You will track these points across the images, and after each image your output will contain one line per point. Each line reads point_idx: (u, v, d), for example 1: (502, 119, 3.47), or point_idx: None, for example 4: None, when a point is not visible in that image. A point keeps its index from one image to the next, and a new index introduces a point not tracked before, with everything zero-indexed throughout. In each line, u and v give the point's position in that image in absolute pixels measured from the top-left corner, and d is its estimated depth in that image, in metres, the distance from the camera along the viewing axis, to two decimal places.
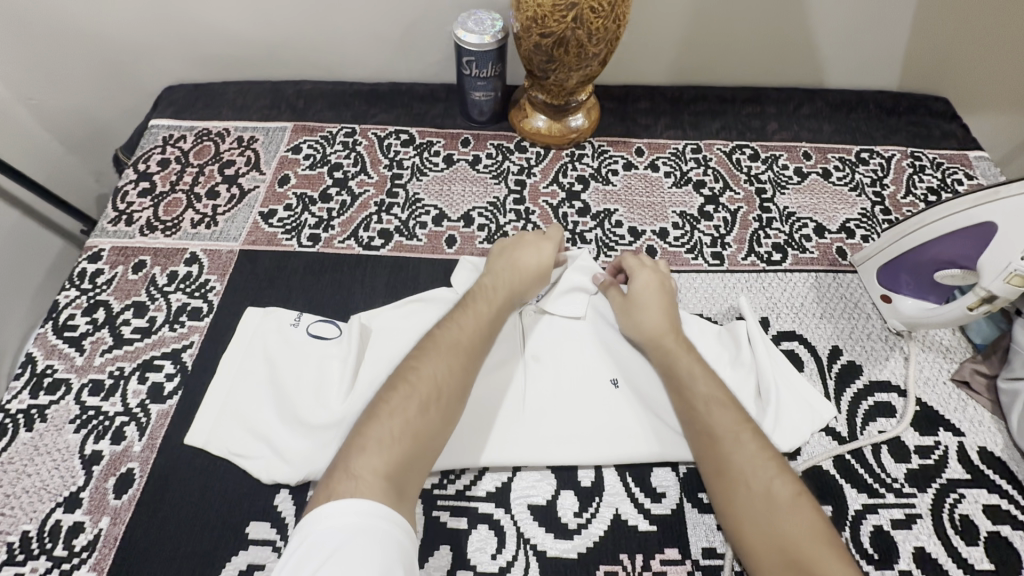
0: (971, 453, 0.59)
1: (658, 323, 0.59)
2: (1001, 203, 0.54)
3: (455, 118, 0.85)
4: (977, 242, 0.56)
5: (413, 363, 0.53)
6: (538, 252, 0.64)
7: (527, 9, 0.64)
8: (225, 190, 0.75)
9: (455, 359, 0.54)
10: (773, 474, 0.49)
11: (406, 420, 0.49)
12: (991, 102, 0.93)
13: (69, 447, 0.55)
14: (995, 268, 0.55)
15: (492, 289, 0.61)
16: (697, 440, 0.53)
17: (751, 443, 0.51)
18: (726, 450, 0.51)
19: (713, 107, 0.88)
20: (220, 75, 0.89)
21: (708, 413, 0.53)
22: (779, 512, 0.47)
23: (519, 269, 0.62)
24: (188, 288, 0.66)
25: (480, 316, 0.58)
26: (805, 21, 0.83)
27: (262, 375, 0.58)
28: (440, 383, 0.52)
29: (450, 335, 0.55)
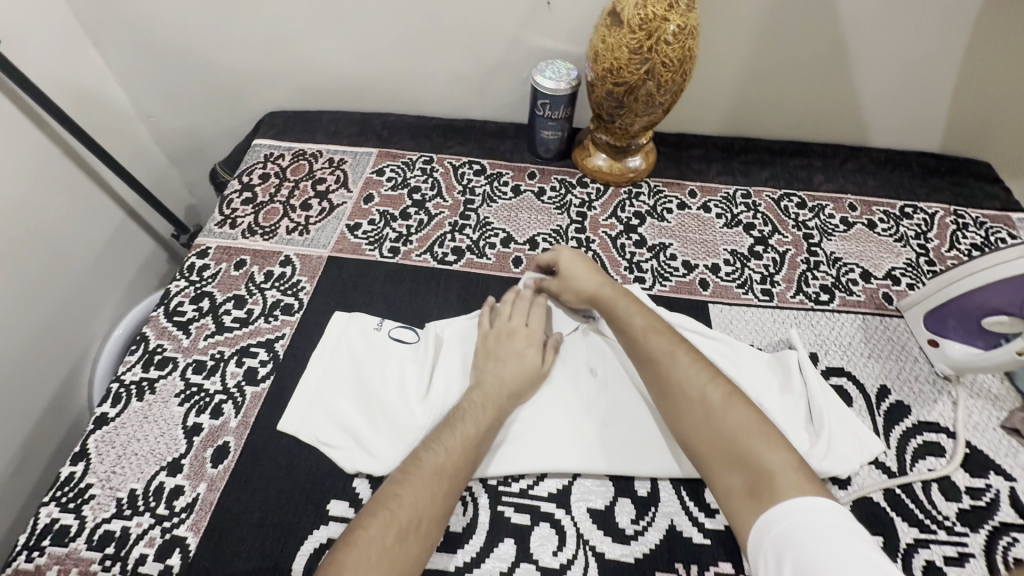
0: (1022, 498, 0.60)
1: (594, 282, 0.67)
2: None
3: (522, 153, 0.93)
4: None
5: (395, 488, 0.51)
6: (521, 360, 0.63)
7: (604, 61, 0.73)
8: (317, 204, 0.83)
9: (438, 487, 0.51)
10: (705, 381, 0.56)
11: (379, 547, 0.47)
12: None
13: (173, 418, 0.61)
14: None
15: (480, 406, 0.59)
16: (645, 367, 0.60)
17: (686, 362, 0.58)
18: (666, 369, 0.58)
19: (761, 158, 0.95)
20: (317, 105, 1.00)
21: (647, 339, 0.61)
22: (716, 414, 0.54)
23: (506, 384, 0.61)
24: (282, 287, 0.73)
25: (467, 438, 0.55)
26: (852, 84, 0.90)
27: (349, 374, 0.64)
28: (420, 514, 0.50)
29: (435, 459, 0.53)
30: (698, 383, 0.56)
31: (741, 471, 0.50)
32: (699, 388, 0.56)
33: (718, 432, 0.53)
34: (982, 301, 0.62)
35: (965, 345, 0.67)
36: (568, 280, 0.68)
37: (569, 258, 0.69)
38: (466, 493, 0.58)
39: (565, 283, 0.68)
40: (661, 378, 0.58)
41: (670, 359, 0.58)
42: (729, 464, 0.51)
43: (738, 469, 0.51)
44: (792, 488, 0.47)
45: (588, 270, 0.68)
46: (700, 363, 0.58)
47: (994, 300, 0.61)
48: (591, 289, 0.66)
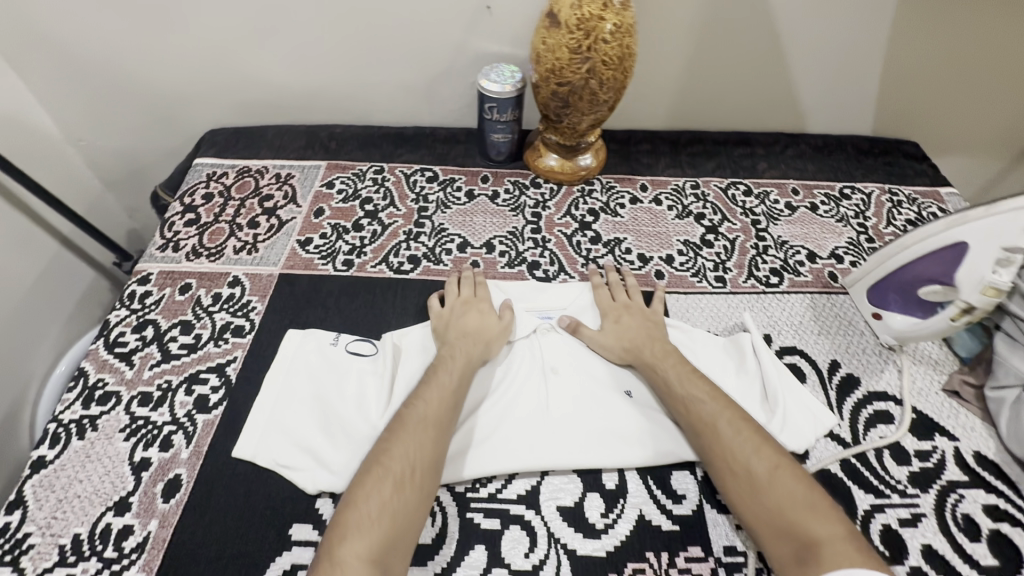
0: (966, 457, 0.63)
1: (625, 346, 0.66)
2: (968, 227, 0.60)
3: (474, 157, 0.93)
4: (952, 262, 0.62)
5: (386, 445, 0.54)
6: (481, 320, 0.67)
7: (545, 62, 0.73)
8: (265, 221, 0.81)
9: (427, 435, 0.55)
10: (752, 452, 0.55)
11: (379, 500, 0.50)
12: (946, 138, 1.05)
13: (119, 454, 0.57)
14: (972, 281, 0.60)
15: (450, 357, 0.63)
16: (690, 432, 0.59)
17: (732, 428, 0.57)
18: (711, 438, 0.57)
19: (707, 149, 0.97)
20: (259, 120, 0.97)
21: (690, 405, 0.59)
22: (765, 485, 0.53)
23: (472, 336, 0.65)
24: (231, 308, 0.71)
25: (444, 387, 0.59)
26: (785, 74, 0.94)
27: (306, 393, 0.62)
28: (414, 464, 0.53)
29: (416, 411, 0.57)
30: (746, 452, 0.55)
31: (791, 545, 0.49)
32: (746, 456, 0.55)
33: (765, 501, 0.52)
34: (918, 271, 0.65)
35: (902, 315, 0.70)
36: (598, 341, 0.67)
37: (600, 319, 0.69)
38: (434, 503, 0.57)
39: (606, 339, 0.67)
40: (705, 441, 0.57)
41: (716, 425, 0.57)
42: (780, 538, 0.50)
43: (789, 540, 0.49)
44: (842, 560, 0.46)
45: (619, 328, 0.68)
46: (746, 429, 0.57)
47: (929, 271, 0.64)
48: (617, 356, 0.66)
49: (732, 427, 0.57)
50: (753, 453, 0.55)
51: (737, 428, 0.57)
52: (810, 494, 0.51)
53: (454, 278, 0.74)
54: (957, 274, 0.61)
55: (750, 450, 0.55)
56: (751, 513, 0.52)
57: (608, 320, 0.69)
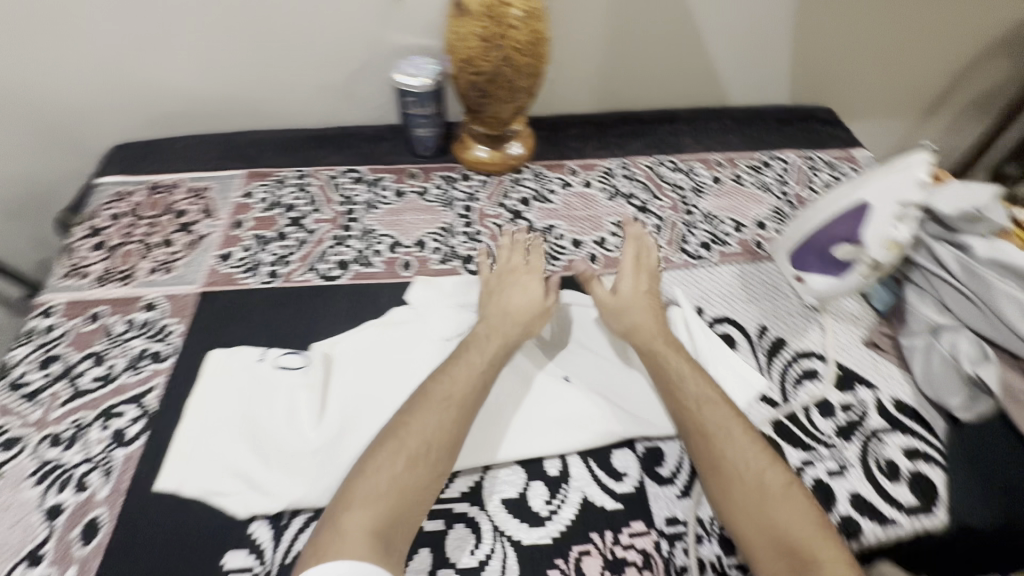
0: (886, 404, 0.67)
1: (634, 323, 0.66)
2: (869, 188, 0.64)
3: (401, 154, 0.91)
4: (858, 220, 0.65)
5: (402, 419, 0.55)
6: (525, 292, 0.68)
7: (458, 52, 0.72)
8: (181, 238, 0.77)
9: (450, 412, 0.55)
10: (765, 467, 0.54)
11: (387, 474, 0.51)
12: (857, 102, 1.10)
13: (28, 502, 0.54)
14: (877, 238, 0.64)
15: (486, 337, 0.63)
16: (692, 437, 0.57)
17: (744, 440, 0.55)
18: (719, 444, 0.55)
19: (635, 129, 0.99)
20: (168, 131, 0.91)
21: (701, 410, 0.58)
22: (774, 503, 0.51)
23: (515, 316, 0.65)
24: (148, 333, 0.67)
25: (471, 368, 0.59)
26: (702, 49, 0.95)
27: (233, 414, 0.59)
28: (428, 438, 0.53)
29: (442, 387, 0.57)
30: (756, 465, 0.54)
31: (791, 567, 0.48)
32: (754, 474, 0.53)
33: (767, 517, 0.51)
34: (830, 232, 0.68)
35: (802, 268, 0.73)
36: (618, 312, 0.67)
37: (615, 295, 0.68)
38: None
39: (622, 309, 0.67)
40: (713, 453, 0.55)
41: (728, 435, 0.56)
42: (779, 556, 0.49)
43: (788, 560, 0.49)
44: None
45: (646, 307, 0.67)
46: (757, 444, 0.56)
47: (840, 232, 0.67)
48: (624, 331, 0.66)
49: (743, 442, 0.55)
50: (761, 472, 0.54)
51: (747, 443, 0.55)
52: (812, 517, 0.51)
53: (506, 244, 0.76)
54: (863, 232, 0.65)
55: (758, 467, 0.54)
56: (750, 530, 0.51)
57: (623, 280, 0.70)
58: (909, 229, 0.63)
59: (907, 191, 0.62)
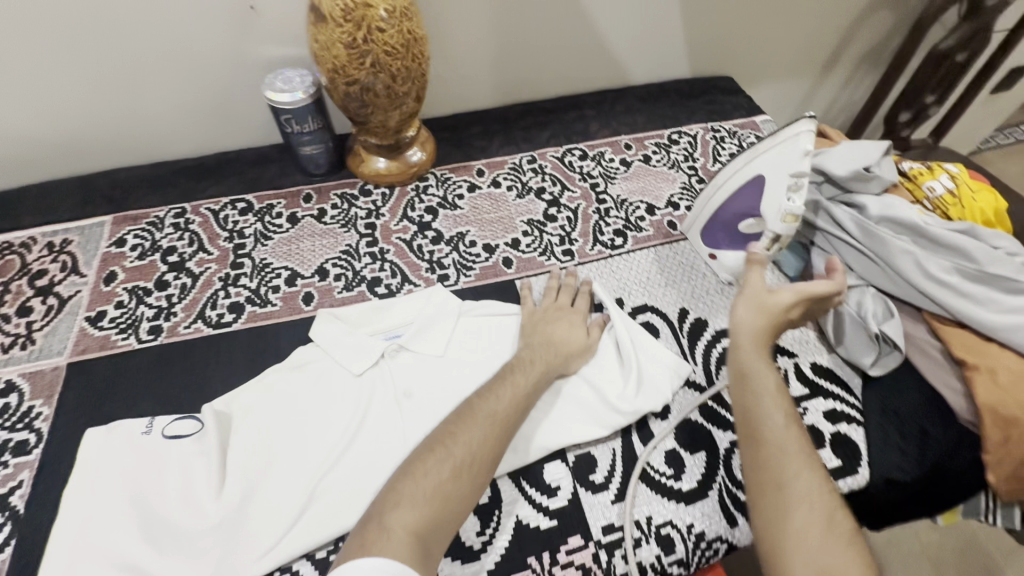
0: (805, 369, 0.68)
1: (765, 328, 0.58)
2: (760, 160, 0.64)
3: (293, 175, 0.84)
4: (756, 194, 0.65)
5: (451, 428, 0.53)
6: (570, 330, 0.64)
7: (326, 62, 0.66)
8: (40, 303, 0.68)
9: (491, 430, 0.53)
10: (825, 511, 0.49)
11: (433, 478, 0.48)
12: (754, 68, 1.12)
13: None
14: (773, 212, 0.64)
15: (528, 361, 0.60)
16: (753, 456, 0.53)
17: (809, 475, 0.51)
18: (779, 470, 0.51)
19: (540, 119, 0.95)
20: (15, 179, 0.80)
21: (771, 430, 0.53)
22: (824, 549, 0.47)
23: (558, 345, 0.62)
24: (8, 422, 0.58)
25: (515, 392, 0.57)
26: (595, 30, 0.93)
27: (118, 500, 0.53)
28: (474, 451, 0.51)
29: (488, 405, 0.55)
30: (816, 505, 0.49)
31: None
32: (815, 515, 0.49)
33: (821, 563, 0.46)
34: (735, 211, 0.69)
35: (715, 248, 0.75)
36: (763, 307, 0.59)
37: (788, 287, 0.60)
38: None
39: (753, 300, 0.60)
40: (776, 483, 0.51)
41: (798, 464, 0.51)
42: None
43: None
44: None
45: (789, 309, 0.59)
46: (824, 486, 0.51)
47: (744, 209, 0.68)
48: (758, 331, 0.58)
49: (809, 477, 0.51)
50: (824, 516, 0.49)
51: (813, 481, 0.51)
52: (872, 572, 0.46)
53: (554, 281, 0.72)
54: (761, 207, 0.65)
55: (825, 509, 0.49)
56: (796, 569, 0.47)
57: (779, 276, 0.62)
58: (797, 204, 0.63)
59: (795, 164, 0.62)
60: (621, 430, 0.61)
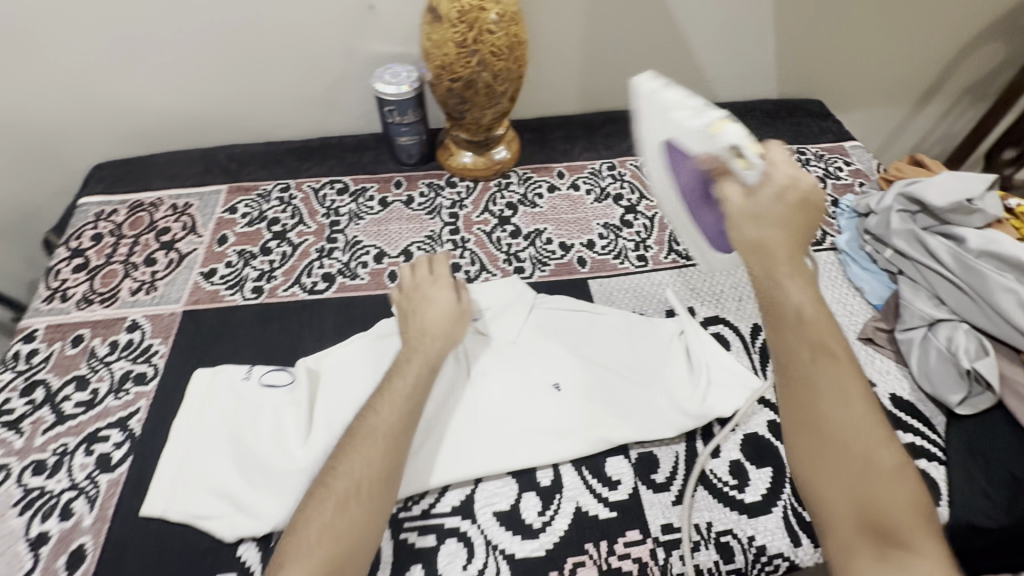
0: (883, 400, 0.66)
1: (783, 242, 0.50)
2: (651, 128, 0.59)
3: (386, 163, 0.90)
4: (679, 158, 0.58)
5: (334, 463, 0.51)
6: (438, 307, 0.63)
7: (435, 58, 0.71)
8: (163, 256, 0.76)
9: (377, 452, 0.52)
10: (874, 444, 0.46)
11: (317, 525, 0.48)
12: (845, 92, 1.09)
13: (13, 532, 0.53)
14: (696, 136, 0.54)
15: (405, 362, 0.59)
16: (791, 393, 0.48)
17: (855, 409, 0.46)
18: (820, 404, 0.47)
19: (622, 128, 0.98)
20: (150, 148, 0.91)
21: (807, 361, 0.47)
22: (876, 480, 0.45)
23: (429, 331, 0.61)
24: (131, 355, 0.66)
25: (395, 397, 0.55)
26: (686, 46, 0.95)
27: (220, 434, 0.59)
28: (359, 481, 0.50)
29: (367, 425, 0.53)
30: (865, 436, 0.46)
31: (886, 549, 0.43)
32: (861, 448, 0.45)
33: (862, 497, 0.44)
34: (692, 193, 0.60)
35: (710, 240, 0.63)
36: (758, 225, 0.51)
37: (781, 179, 0.51)
38: None
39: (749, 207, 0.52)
40: (817, 416, 0.46)
41: (841, 395, 0.47)
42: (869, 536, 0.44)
43: (878, 540, 0.43)
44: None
45: (793, 213, 0.51)
46: (870, 414, 0.47)
47: (697, 186, 0.58)
48: (773, 249, 0.50)
49: (853, 408, 0.46)
50: (869, 447, 0.46)
51: (857, 411, 0.46)
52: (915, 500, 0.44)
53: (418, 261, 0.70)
54: (694, 162, 0.56)
55: (870, 439, 0.46)
56: (841, 502, 0.45)
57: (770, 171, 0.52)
58: (727, 128, 0.53)
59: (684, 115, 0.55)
60: (686, 435, 0.62)
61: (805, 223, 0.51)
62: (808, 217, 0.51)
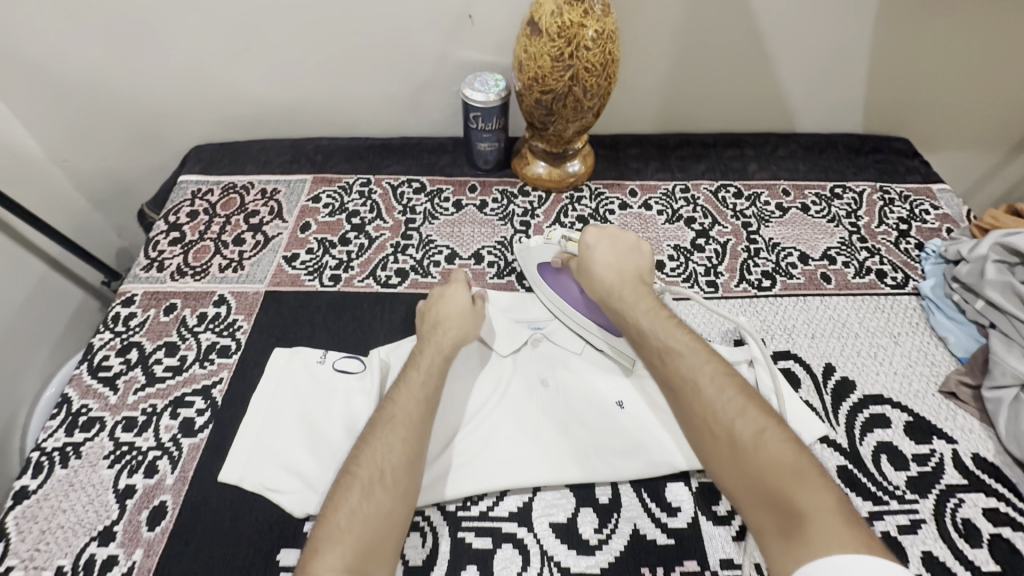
0: (965, 459, 0.63)
1: (614, 277, 0.66)
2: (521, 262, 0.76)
3: (462, 167, 0.92)
4: (547, 274, 0.73)
5: (356, 453, 0.52)
6: (453, 305, 0.66)
7: (528, 70, 0.73)
8: (251, 238, 0.80)
9: (396, 438, 0.52)
10: (735, 415, 0.52)
11: (349, 508, 0.48)
12: (935, 132, 1.05)
13: (103, 482, 0.57)
14: (546, 249, 0.74)
15: (419, 353, 0.62)
16: (667, 390, 0.58)
17: (714, 385, 0.55)
18: (689, 394, 0.55)
19: (697, 152, 0.97)
20: (244, 135, 0.96)
21: (666, 351, 0.59)
22: (749, 446, 0.50)
23: (444, 325, 0.64)
24: (217, 328, 0.70)
25: (413, 390, 0.57)
26: (772, 74, 0.93)
27: (294, 413, 0.61)
28: (382, 467, 0.50)
29: (385, 414, 0.54)
30: (730, 408, 0.53)
31: (773, 510, 0.47)
32: (727, 419, 0.52)
33: (744, 462, 0.50)
34: (567, 292, 0.71)
35: (604, 329, 0.68)
36: (592, 270, 0.67)
37: (595, 241, 0.69)
38: (425, 523, 0.56)
39: (587, 259, 0.69)
40: (689, 401, 0.55)
41: (698, 382, 0.55)
42: (762, 503, 0.47)
43: (771, 505, 0.47)
44: (831, 532, 0.43)
45: (618, 254, 0.68)
46: (730, 387, 0.54)
47: (568, 285, 0.72)
48: (613, 284, 0.65)
49: (712, 382, 0.55)
50: (736, 415, 0.52)
51: (719, 385, 0.55)
52: (800, 455, 0.49)
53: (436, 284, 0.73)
54: (553, 268, 0.73)
55: (735, 408, 0.53)
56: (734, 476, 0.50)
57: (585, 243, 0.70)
58: (558, 231, 0.74)
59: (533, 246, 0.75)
60: None
61: (632, 259, 0.69)
62: (632, 254, 0.69)
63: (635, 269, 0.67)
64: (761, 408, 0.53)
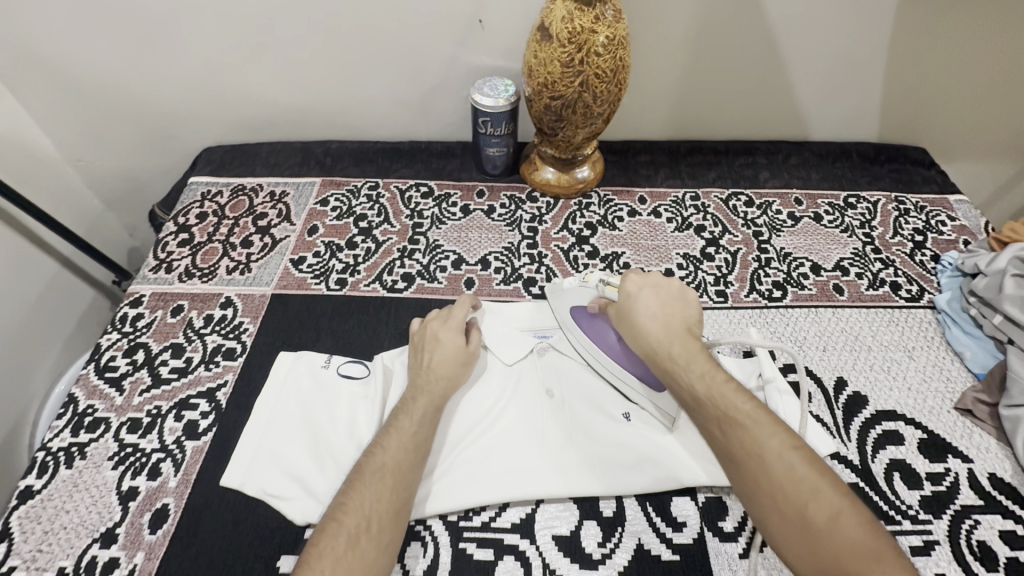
0: (980, 479, 0.61)
1: (661, 329, 0.57)
2: (555, 297, 0.70)
3: (470, 172, 0.92)
4: (583, 319, 0.66)
5: (342, 498, 0.50)
6: (447, 346, 0.63)
7: (538, 76, 0.72)
8: (259, 240, 0.81)
9: (384, 485, 0.50)
10: (809, 493, 0.44)
11: (332, 557, 0.45)
12: (954, 141, 1.03)
13: (106, 483, 0.57)
14: (582, 293, 0.67)
15: (412, 400, 0.58)
16: (728, 459, 0.49)
17: (782, 455, 0.46)
18: (754, 463, 0.47)
19: (708, 159, 0.96)
20: (255, 137, 0.97)
21: (722, 410, 0.50)
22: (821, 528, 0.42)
23: (435, 372, 0.60)
24: (223, 330, 0.70)
25: (404, 434, 0.54)
26: (787, 81, 0.92)
27: (297, 418, 0.61)
28: (369, 516, 0.48)
29: (375, 459, 0.52)
30: (803, 483, 0.45)
31: None
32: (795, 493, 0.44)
33: (821, 549, 0.42)
34: (604, 340, 0.63)
35: (643, 382, 0.61)
36: (635, 321, 0.58)
37: (637, 289, 0.60)
38: (427, 532, 0.55)
39: (629, 304, 0.60)
40: (753, 475, 0.46)
41: (760, 450, 0.47)
42: None
43: None
44: None
45: (666, 304, 0.58)
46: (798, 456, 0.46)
47: (604, 331, 0.64)
48: (658, 334, 0.56)
49: (777, 445, 0.47)
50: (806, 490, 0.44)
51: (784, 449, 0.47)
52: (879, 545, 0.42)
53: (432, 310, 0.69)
54: (589, 312, 0.66)
55: (807, 487, 0.45)
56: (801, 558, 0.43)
57: (626, 288, 0.61)
58: (595, 274, 0.66)
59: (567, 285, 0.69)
60: None
61: (680, 309, 0.58)
62: (681, 304, 0.59)
63: (682, 318, 0.57)
64: (833, 482, 0.45)
